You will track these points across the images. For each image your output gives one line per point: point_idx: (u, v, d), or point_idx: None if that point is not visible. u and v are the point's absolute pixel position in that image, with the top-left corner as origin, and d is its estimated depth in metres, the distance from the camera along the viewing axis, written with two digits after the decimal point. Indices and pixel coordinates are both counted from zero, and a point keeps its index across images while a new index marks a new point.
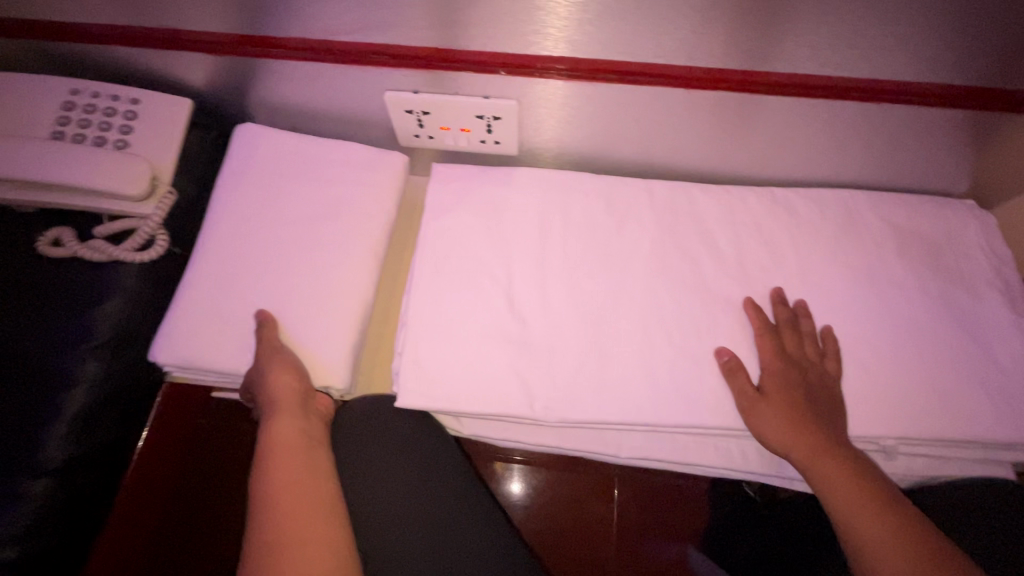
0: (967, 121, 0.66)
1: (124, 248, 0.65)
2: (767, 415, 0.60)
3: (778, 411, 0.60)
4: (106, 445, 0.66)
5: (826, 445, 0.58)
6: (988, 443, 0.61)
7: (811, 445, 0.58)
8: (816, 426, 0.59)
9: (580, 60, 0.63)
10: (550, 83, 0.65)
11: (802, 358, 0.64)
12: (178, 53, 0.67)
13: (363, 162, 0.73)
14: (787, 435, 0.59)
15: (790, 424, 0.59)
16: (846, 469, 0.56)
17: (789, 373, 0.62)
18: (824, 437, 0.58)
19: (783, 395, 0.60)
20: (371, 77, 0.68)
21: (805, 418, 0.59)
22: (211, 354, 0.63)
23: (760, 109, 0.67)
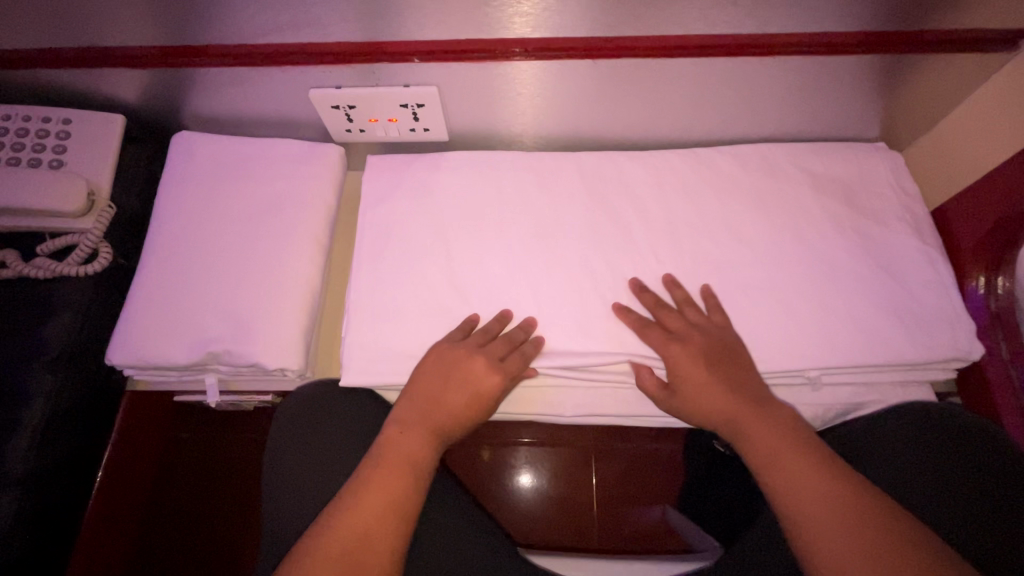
0: (867, 67, 0.69)
1: (69, 262, 0.67)
2: (697, 391, 0.62)
3: (700, 384, 0.62)
4: (72, 455, 0.68)
5: (748, 406, 0.60)
6: (903, 365, 0.65)
7: (733, 408, 0.60)
8: (735, 388, 0.61)
9: (544, 40, 0.66)
10: (516, 64, 0.68)
11: (696, 325, 0.65)
12: (102, 70, 0.69)
13: (300, 158, 0.76)
14: (710, 404, 0.61)
15: (712, 391, 0.61)
16: (770, 426, 0.59)
17: (704, 340, 0.64)
18: (744, 395, 0.61)
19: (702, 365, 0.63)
20: (293, 77, 0.70)
21: (723, 383, 0.61)
22: (165, 356, 0.65)
23: (668, 73, 0.70)
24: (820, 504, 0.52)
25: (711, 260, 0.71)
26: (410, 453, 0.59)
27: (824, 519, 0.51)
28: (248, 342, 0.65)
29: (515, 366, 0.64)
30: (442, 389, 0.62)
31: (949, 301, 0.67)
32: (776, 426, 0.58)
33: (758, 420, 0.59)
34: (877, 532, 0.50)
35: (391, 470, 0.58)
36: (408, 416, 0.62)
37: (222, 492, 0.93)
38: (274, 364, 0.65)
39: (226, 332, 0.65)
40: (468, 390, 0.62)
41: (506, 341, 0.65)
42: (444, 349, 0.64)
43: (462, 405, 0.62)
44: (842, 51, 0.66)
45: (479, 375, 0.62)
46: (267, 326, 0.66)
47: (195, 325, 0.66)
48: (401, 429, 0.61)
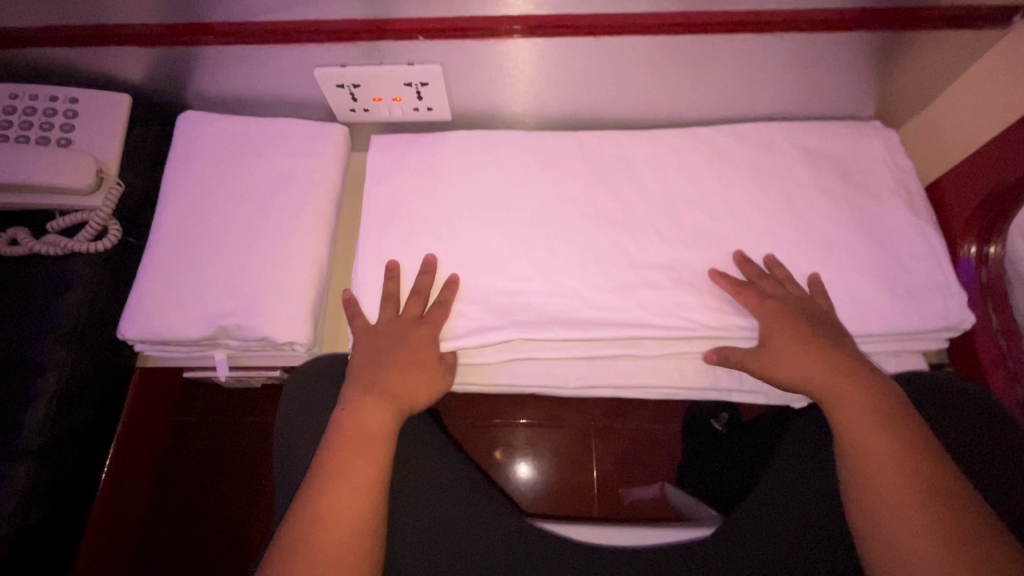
0: (863, 45, 0.70)
1: (79, 239, 0.68)
2: (784, 359, 0.62)
3: (794, 354, 0.62)
4: (83, 428, 0.69)
5: (839, 375, 0.59)
6: (896, 334, 0.67)
7: (828, 377, 0.59)
8: (841, 360, 0.60)
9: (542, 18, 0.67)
10: (514, 42, 0.69)
11: (789, 297, 0.66)
12: (109, 49, 0.70)
13: (305, 137, 0.76)
14: (807, 368, 0.60)
15: (809, 358, 0.61)
16: (868, 397, 0.57)
17: (794, 306, 0.65)
18: (846, 366, 0.60)
19: (800, 333, 0.63)
20: (298, 55, 0.70)
21: (830, 352, 0.61)
22: (176, 330, 0.66)
23: (667, 52, 0.71)
24: (899, 477, 0.51)
25: (710, 235, 0.73)
26: (379, 426, 0.59)
27: (898, 490, 0.51)
28: (258, 316, 0.66)
29: (439, 313, 0.67)
30: (377, 358, 0.64)
31: (942, 273, 0.69)
32: (879, 401, 0.57)
33: (850, 394, 0.58)
34: (953, 513, 0.48)
35: (359, 444, 0.57)
36: (364, 385, 0.62)
37: (229, 469, 0.94)
38: (285, 337, 0.66)
39: (236, 307, 0.67)
40: (404, 348, 0.65)
41: (421, 296, 0.68)
42: (366, 336, 0.67)
43: (409, 366, 0.64)
44: (840, 29, 0.67)
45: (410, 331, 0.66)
46: (276, 301, 0.67)
47: (205, 300, 0.67)
48: (356, 400, 0.61)
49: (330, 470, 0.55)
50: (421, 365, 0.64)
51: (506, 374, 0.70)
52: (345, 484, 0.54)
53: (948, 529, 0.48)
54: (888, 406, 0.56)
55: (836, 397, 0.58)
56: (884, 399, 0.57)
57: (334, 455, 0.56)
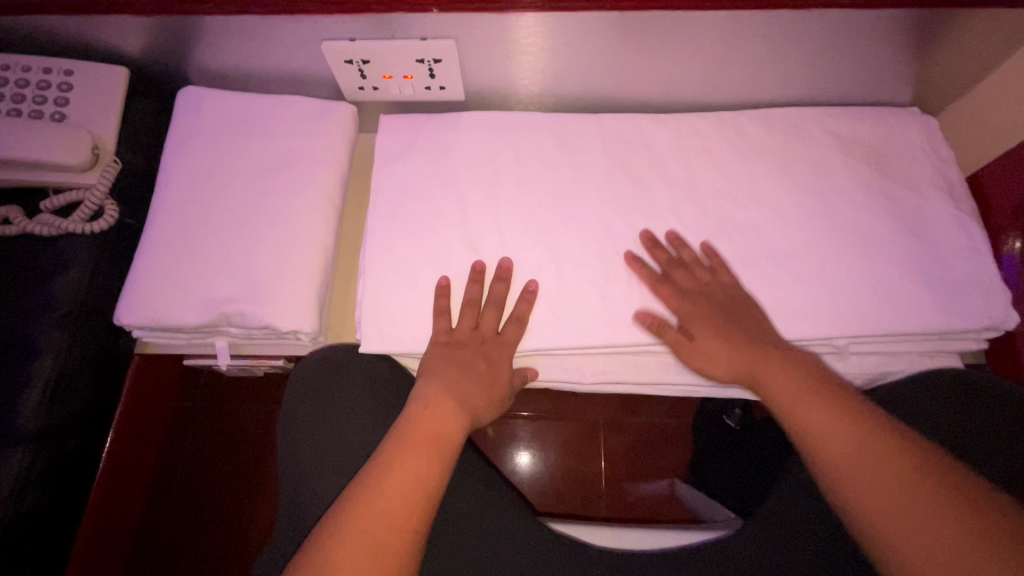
0: (907, 25, 0.66)
1: (75, 219, 0.65)
2: (708, 349, 0.62)
3: (716, 343, 0.61)
4: (81, 415, 0.67)
5: (757, 352, 0.60)
6: (933, 333, 0.63)
7: (747, 355, 0.60)
8: (745, 334, 0.61)
9: None
10: (514, 19, 0.65)
11: (707, 285, 0.65)
12: (105, 18, 0.66)
13: (311, 115, 0.73)
14: (727, 352, 0.61)
15: (723, 340, 0.61)
16: (783, 365, 0.58)
17: (711, 293, 0.64)
18: (752, 342, 0.60)
19: (709, 318, 0.62)
20: (305, 28, 0.66)
21: (735, 327, 0.61)
22: (174, 316, 0.63)
23: (695, 30, 0.67)
24: (838, 438, 0.52)
25: (736, 225, 0.69)
26: (448, 428, 0.59)
27: (843, 452, 0.51)
28: (262, 303, 0.63)
29: (514, 329, 0.65)
30: (455, 370, 0.63)
31: (984, 269, 0.65)
32: (790, 366, 0.58)
33: (768, 366, 0.59)
34: (893, 454, 0.50)
35: (419, 440, 0.57)
36: (444, 386, 0.62)
37: (231, 460, 0.93)
38: (289, 325, 0.63)
39: (237, 292, 0.64)
40: (481, 365, 0.64)
41: (494, 308, 0.65)
42: (444, 338, 0.65)
43: (478, 379, 0.63)
44: (884, 6, 0.63)
45: (488, 349, 0.64)
46: (280, 288, 0.64)
47: (205, 284, 0.64)
48: (428, 401, 0.61)
49: (392, 459, 0.55)
50: (495, 383, 0.64)
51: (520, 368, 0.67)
52: (406, 474, 0.54)
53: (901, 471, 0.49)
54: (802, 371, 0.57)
55: (759, 373, 0.59)
56: (792, 365, 0.58)
57: (402, 446, 0.57)
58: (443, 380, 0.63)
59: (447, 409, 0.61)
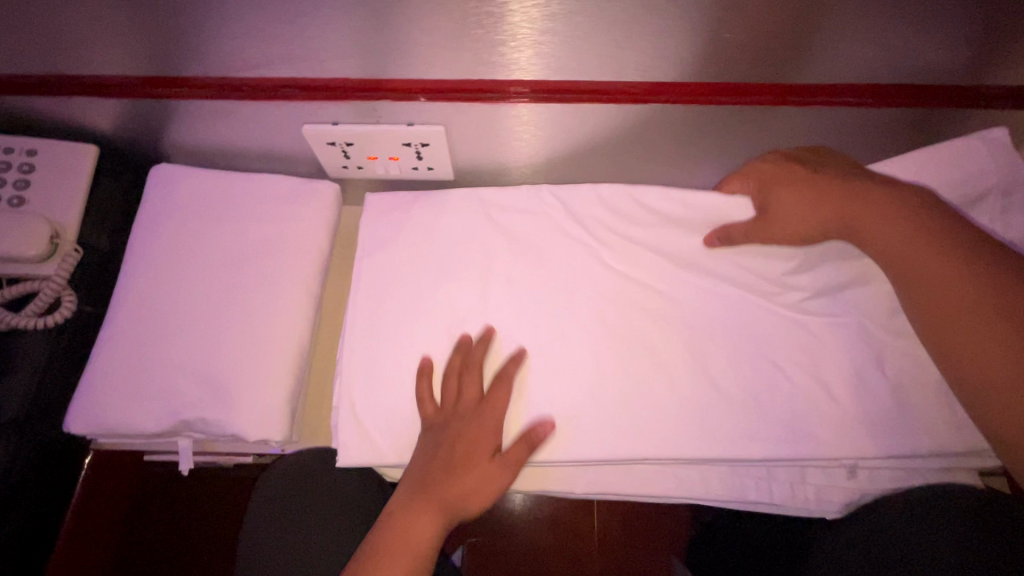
0: (911, 118, 0.64)
1: (26, 314, 0.60)
2: (788, 212, 0.63)
3: (798, 205, 0.62)
4: (21, 529, 0.61)
5: (844, 202, 0.60)
6: (947, 451, 0.59)
7: (836, 210, 0.60)
8: (845, 191, 0.60)
9: (537, 82, 0.60)
10: (513, 107, 0.62)
11: (818, 160, 0.64)
12: (74, 99, 0.62)
13: (289, 198, 0.69)
14: (822, 209, 0.61)
15: (824, 203, 0.61)
16: (889, 214, 0.57)
17: (830, 160, 0.64)
18: (850, 187, 0.60)
19: (796, 185, 0.63)
20: (286, 113, 0.63)
21: (827, 183, 0.61)
22: (132, 423, 0.58)
23: (692, 120, 0.65)
24: (930, 276, 0.54)
25: (742, 320, 0.65)
26: (422, 536, 0.56)
27: (928, 287, 0.54)
28: (229, 407, 0.58)
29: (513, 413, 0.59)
30: (434, 455, 0.58)
31: None
32: (891, 197, 0.58)
33: (867, 208, 0.58)
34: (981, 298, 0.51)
35: (405, 541, 0.55)
36: (422, 481, 0.57)
37: (199, 549, 0.87)
38: (258, 432, 0.58)
39: (201, 396, 0.59)
40: (457, 446, 0.58)
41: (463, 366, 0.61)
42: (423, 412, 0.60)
43: (467, 452, 0.58)
44: (886, 103, 0.61)
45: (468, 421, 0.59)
46: (250, 389, 0.59)
47: (169, 389, 0.59)
48: (408, 512, 0.57)
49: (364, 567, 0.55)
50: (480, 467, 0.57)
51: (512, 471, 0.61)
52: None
53: (972, 318, 0.51)
54: (905, 209, 0.57)
55: (861, 229, 0.59)
56: (889, 211, 0.57)
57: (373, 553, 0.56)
58: (417, 471, 0.58)
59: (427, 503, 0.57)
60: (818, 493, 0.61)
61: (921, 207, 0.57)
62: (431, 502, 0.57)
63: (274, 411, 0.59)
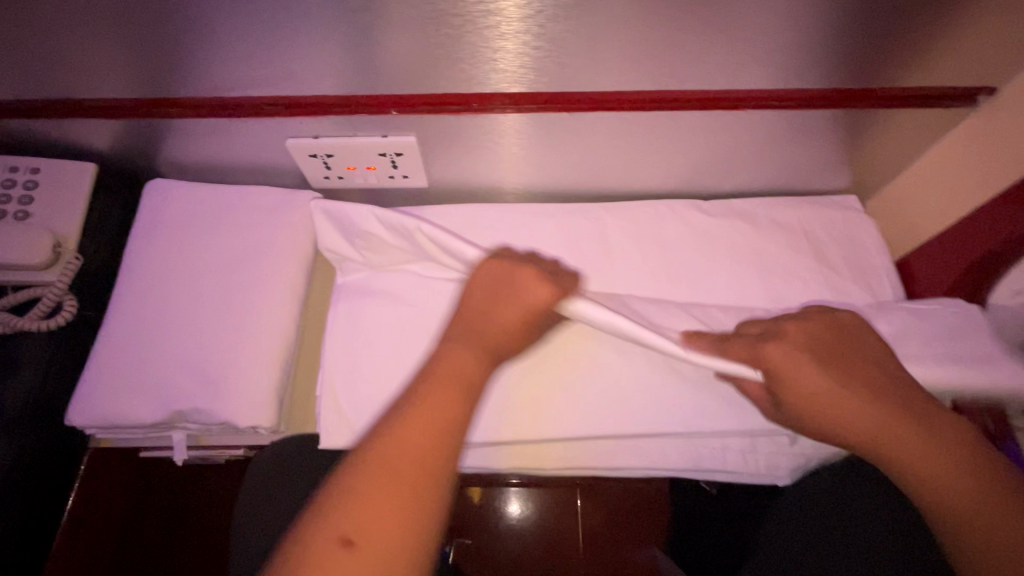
0: (837, 119, 0.71)
1: (31, 317, 0.65)
2: (800, 400, 0.48)
3: (812, 398, 0.47)
4: (24, 522, 0.64)
5: (866, 393, 0.46)
6: None
7: (854, 400, 0.46)
8: (879, 406, 0.45)
9: (523, 94, 0.66)
10: (498, 116, 0.69)
11: (824, 340, 0.50)
12: (75, 120, 0.68)
13: (275, 206, 0.74)
14: (850, 418, 0.45)
15: (848, 396, 0.46)
16: (921, 442, 0.43)
17: (815, 335, 0.51)
18: (859, 388, 0.46)
19: (816, 357, 0.48)
20: (271, 128, 0.69)
21: (838, 381, 0.47)
22: (129, 415, 0.62)
23: (639, 125, 0.71)
24: (965, 513, 0.41)
25: None
26: (447, 391, 0.40)
27: (940, 480, 0.42)
28: (221, 397, 0.63)
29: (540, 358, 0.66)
30: (501, 268, 0.51)
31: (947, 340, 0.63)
32: (928, 423, 0.44)
33: (905, 436, 0.44)
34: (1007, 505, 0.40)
35: (374, 502, 0.34)
36: (464, 331, 0.46)
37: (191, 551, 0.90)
38: (249, 419, 0.63)
39: (194, 388, 0.63)
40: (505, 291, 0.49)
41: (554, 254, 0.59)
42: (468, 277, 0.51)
43: (508, 310, 0.52)
44: (811, 105, 0.68)
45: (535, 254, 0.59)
46: (241, 380, 0.64)
47: (163, 383, 0.63)
48: (471, 291, 0.49)
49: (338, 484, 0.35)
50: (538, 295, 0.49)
51: (509, 416, 0.66)
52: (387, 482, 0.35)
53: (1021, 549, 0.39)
54: (946, 444, 0.43)
55: (888, 452, 0.44)
56: (868, 393, 0.46)
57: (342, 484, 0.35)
58: (491, 290, 0.49)
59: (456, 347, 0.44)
60: (767, 461, 0.67)
61: (909, 405, 0.46)
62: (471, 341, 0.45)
63: (262, 399, 0.64)
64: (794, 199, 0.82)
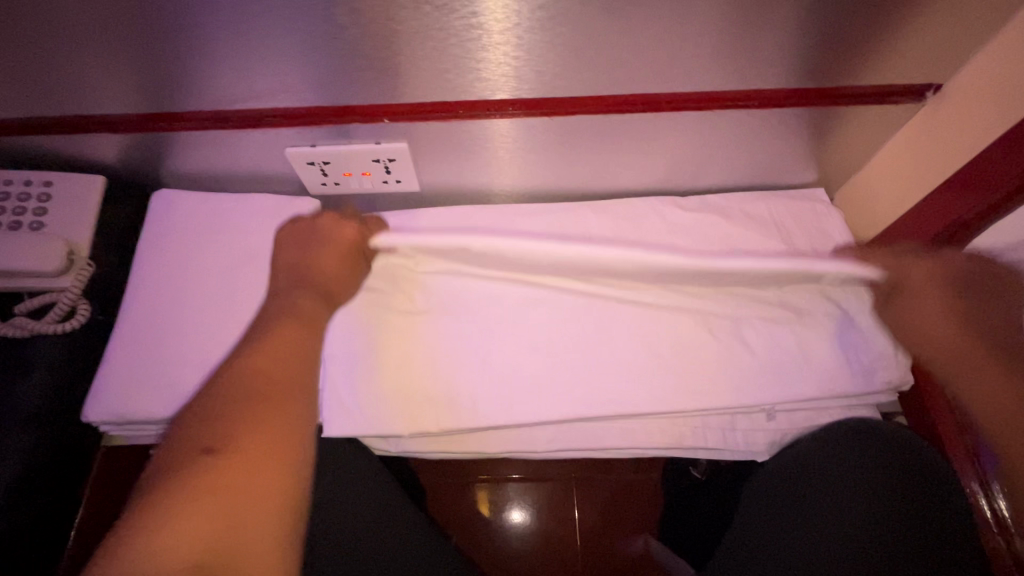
0: (800, 117, 0.76)
1: (47, 321, 0.69)
2: (920, 309, 0.65)
3: (936, 312, 0.63)
4: (41, 515, 0.68)
5: (984, 346, 0.59)
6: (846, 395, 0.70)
7: (958, 348, 0.60)
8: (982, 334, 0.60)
9: (515, 101, 0.71)
10: (494, 121, 0.74)
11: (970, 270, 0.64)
12: (86, 135, 0.72)
13: (275, 212, 0.79)
14: (932, 329, 0.63)
15: (938, 307, 0.63)
16: (986, 371, 0.58)
17: (962, 269, 0.64)
18: (966, 304, 0.62)
19: (952, 290, 0.63)
20: (271, 138, 0.74)
21: (970, 339, 0.60)
22: (142, 410, 0.66)
23: (616, 126, 0.76)
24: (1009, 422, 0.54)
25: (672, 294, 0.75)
26: (294, 372, 0.50)
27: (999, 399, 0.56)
28: None
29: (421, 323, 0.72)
30: (302, 245, 0.69)
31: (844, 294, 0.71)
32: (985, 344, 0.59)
33: (981, 359, 0.59)
34: None
35: (240, 483, 0.41)
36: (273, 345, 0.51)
37: None
38: None
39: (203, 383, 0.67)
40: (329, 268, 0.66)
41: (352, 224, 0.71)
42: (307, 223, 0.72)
43: (306, 329, 0.56)
44: (775, 105, 0.73)
45: (331, 231, 0.70)
46: None
47: (174, 380, 0.67)
48: (293, 299, 0.60)
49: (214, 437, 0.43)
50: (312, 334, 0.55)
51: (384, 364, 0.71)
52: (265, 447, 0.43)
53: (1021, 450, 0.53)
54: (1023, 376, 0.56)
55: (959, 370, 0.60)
56: (960, 320, 0.61)
57: (224, 437, 0.43)
58: (304, 282, 0.63)
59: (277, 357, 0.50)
60: (745, 437, 0.72)
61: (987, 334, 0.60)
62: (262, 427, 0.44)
63: None
64: (765, 193, 0.87)
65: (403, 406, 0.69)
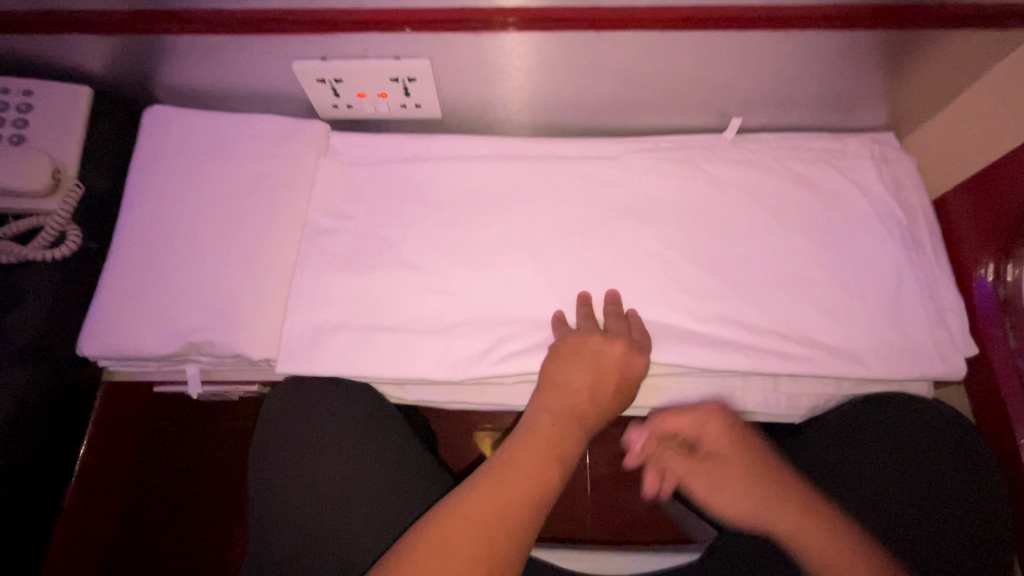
0: (886, 44, 0.65)
1: (35, 246, 0.63)
2: (729, 501, 0.58)
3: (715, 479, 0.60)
4: (41, 451, 0.65)
5: (778, 497, 0.57)
6: (914, 366, 0.62)
7: (818, 539, 0.54)
8: (762, 480, 0.58)
9: (531, 10, 0.62)
10: (502, 37, 0.64)
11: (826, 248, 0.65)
12: (67, 36, 0.63)
13: (280, 136, 0.71)
14: (746, 495, 0.57)
15: (784, 505, 0.56)
16: (775, 498, 0.57)
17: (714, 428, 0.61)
18: (772, 483, 0.58)
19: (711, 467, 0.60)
20: (276, 47, 0.64)
21: (779, 509, 0.56)
22: (139, 348, 0.61)
23: (667, 48, 0.66)
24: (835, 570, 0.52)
25: (718, 243, 0.68)
26: (525, 477, 0.50)
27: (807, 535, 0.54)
28: (235, 329, 0.62)
29: (587, 309, 0.63)
30: (574, 365, 0.59)
31: (911, 326, 0.64)
32: (804, 510, 0.56)
33: (803, 531, 0.54)
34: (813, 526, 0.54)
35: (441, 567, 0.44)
36: (548, 376, 0.59)
37: (203, 488, 0.92)
38: (261, 350, 0.62)
39: (206, 320, 0.62)
40: (605, 367, 0.59)
41: (618, 316, 0.63)
42: (570, 339, 0.61)
43: (597, 342, 0.60)
44: (863, 27, 0.62)
45: (601, 351, 0.59)
46: (256, 313, 0.63)
47: (173, 313, 0.62)
48: (581, 349, 0.60)
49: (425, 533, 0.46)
50: (610, 361, 0.59)
51: (424, 242, 0.67)
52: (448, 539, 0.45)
53: None
54: (807, 514, 0.55)
55: (789, 533, 0.55)
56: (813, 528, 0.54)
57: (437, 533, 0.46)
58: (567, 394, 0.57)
59: (594, 352, 0.59)
60: (789, 401, 0.66)
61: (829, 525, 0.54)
62: (568, 396, 0.57)
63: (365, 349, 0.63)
64: (828, 134, 0.77)
65: (418, 355, 0.63)
